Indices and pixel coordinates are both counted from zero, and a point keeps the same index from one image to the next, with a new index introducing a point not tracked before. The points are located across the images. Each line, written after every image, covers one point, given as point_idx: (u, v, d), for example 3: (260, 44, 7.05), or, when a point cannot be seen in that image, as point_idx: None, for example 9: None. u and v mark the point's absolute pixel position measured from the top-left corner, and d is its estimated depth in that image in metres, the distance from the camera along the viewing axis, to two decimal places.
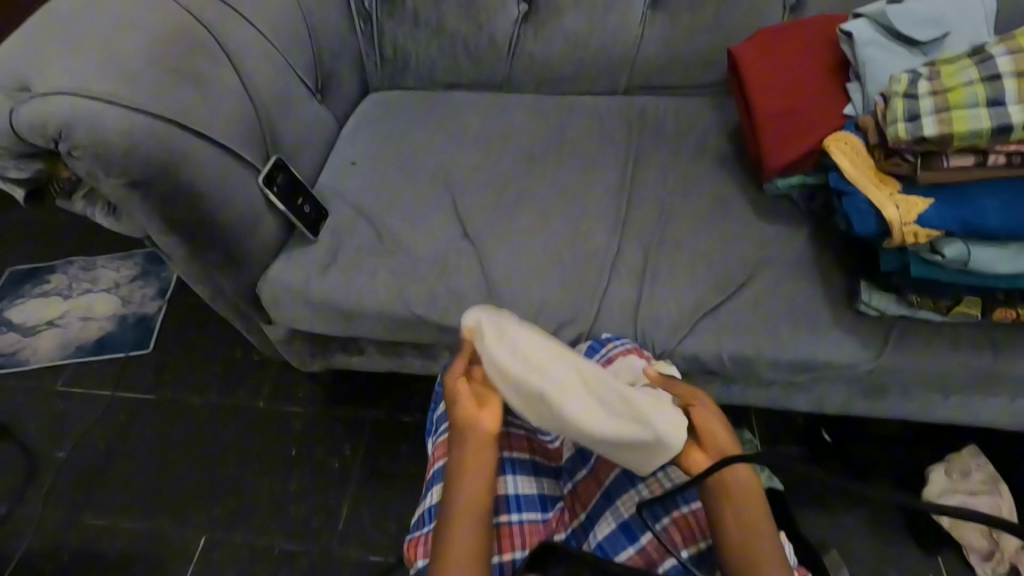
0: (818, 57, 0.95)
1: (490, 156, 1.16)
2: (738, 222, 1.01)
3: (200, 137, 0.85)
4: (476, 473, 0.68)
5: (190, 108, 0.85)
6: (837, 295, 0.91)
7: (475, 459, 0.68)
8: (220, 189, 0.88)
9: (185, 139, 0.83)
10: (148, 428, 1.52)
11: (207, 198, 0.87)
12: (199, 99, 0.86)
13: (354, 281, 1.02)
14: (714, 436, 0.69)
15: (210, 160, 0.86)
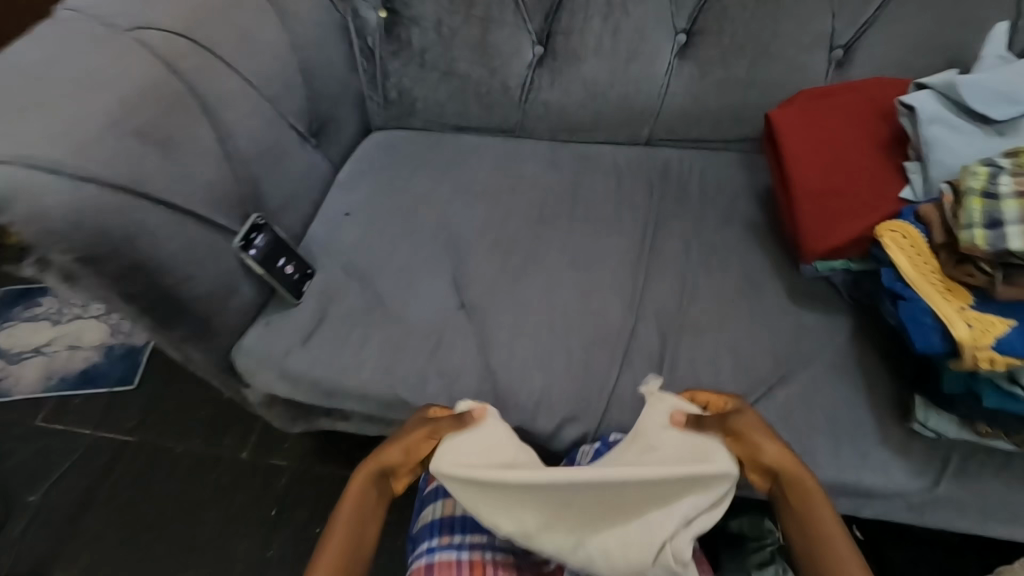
0: (868, 128, 0.84)
1: (494, 215, 1.06)
2: (771, 307, 0.89)
3: (162, 206, 0.77)
4: (361, 505, 0.72)
5: (150, 174, 0.76)
6: (882, 407, 0.79)
7: (368, 492, 0.73)
8: (183, 263, 0.80)
9: (142, 211, 0.75)
10: (125, 475, 1.43)
11: (168, 272, 0.78)
12: (162, 161, 0.77)
13: (337, 355, 0.92)
14: (754, 450, 0.66)
15: (171, 231, 0.78)
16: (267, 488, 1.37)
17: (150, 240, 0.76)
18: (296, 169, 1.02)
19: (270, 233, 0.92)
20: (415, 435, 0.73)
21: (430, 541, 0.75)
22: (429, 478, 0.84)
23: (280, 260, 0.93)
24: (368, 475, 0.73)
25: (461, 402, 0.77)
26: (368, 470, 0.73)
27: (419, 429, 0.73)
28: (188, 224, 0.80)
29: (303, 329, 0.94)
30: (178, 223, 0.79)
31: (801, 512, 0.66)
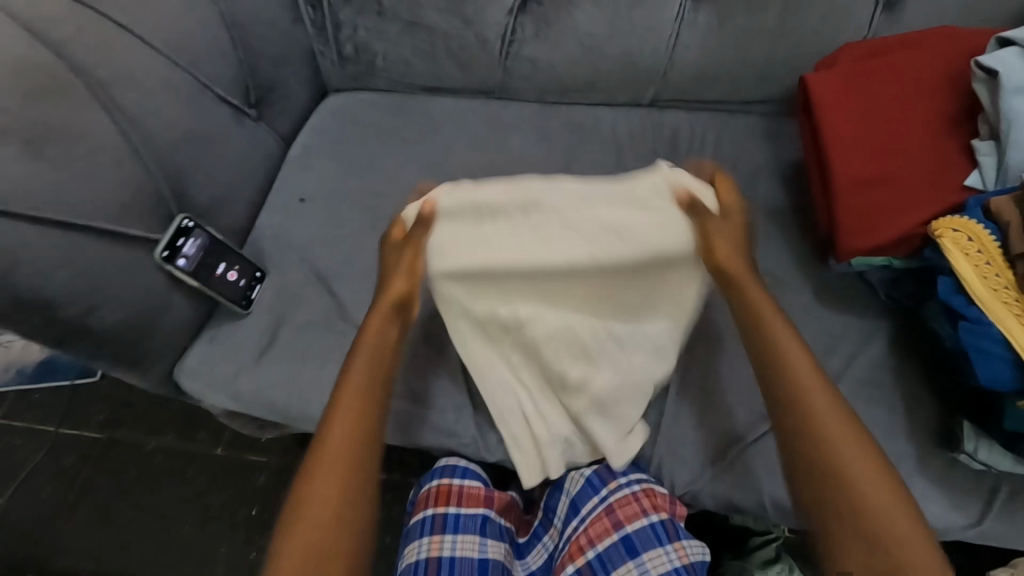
0: (929, 96, 0.68)
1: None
2: (795, 309, 0.77)
3: (59, 224, 0.64)
4: (361, 391, 0.62)
5: (35, 186, 0.62)
6: (920, 432, 0.68)
7: (369, 370, 0.63)
8: (87, 289, 0.66)
9: (29, 231, 0.62)
10: (96, 476, 1.35)
11: (67, 304, 0.65)
12: (42, 168, 0.63)
13: (295, 375, 0.80)
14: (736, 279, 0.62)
15: (68, 255, 0.64)
16: (246, 486, 1.30)
17: (39, 268, 0.62)
18: (232, 152, 0.85)
19: (204, 236, 0.78)
20: (401, 275, 0.65)
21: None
22: (416, 506, 0.77)
23: (218, 265, 0.79)
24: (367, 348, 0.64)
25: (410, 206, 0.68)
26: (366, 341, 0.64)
27: (402, 260, 0.65)
28: (88, 241, 0.66)
29: (255, 346, 0.81)
30: (73, 244, 0.65)
31: (810, 415, 0.57)
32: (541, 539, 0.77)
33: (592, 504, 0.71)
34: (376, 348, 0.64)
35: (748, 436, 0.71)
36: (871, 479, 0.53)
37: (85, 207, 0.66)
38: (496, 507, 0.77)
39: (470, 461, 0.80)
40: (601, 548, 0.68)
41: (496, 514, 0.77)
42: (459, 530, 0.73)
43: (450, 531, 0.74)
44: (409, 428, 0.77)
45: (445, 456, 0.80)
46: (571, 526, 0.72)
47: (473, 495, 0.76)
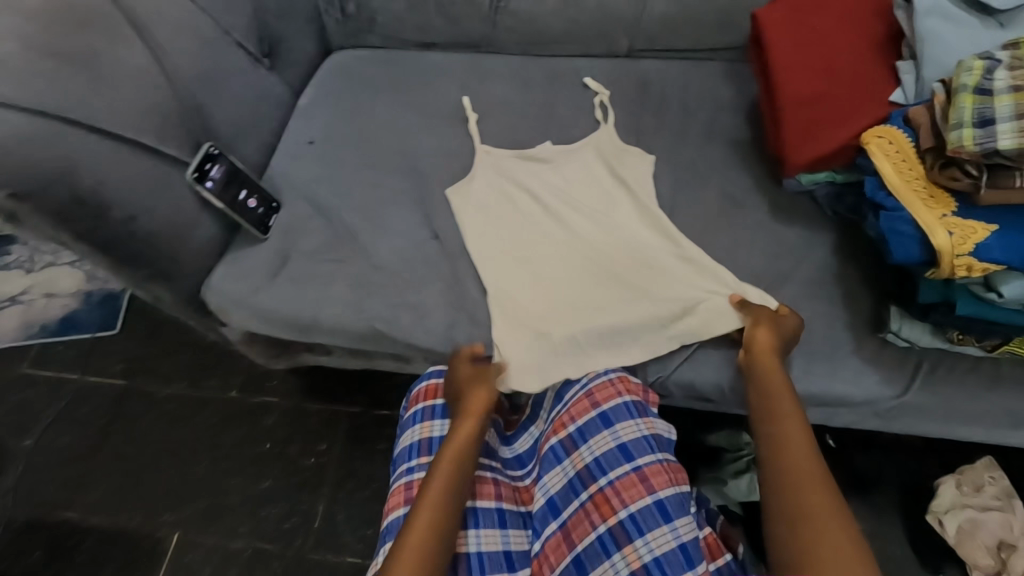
0: (862, 32, 0.78)
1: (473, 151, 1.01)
2: (750, 224, 0.87)
3: (96, 132, 0.74)
4: (444, 492, 0.68)
5: (78, 100, 0.73)
6: (857, 322, 0.79)
7: (451, 474, 0.70)
8: (131, 199, 0.76)
9: (79, 139, 0.72)
10: (118, 419, 1.44)
11: (115, 209, 0.75)
12: (91, 86, 0.74)
13: (306, 292, 0.90)
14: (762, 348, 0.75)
15: (117, 165, 0.75)
16: (259, 424, 1.40)
17: (91, 176, 0.72)
18: (249, 95, 0.95)
19: (229, 165, 0.88)
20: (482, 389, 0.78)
21: (410, 462, 0.79)
22: (408, 404, 0.85)
23: (240, 192, 0.89)
24: (450, 456, 0.72)
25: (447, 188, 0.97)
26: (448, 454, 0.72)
27: (483, 378, 0.79)
28: (132, 155, 0.77)
29: (270, 266, 0.91)
30: (119, 157, 0.75)
31: (801, 485, 0.63)
32: (528, 429, 0.84)
33: (574, 390, 0.80)
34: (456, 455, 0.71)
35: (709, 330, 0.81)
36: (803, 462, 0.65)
37: (125, 125, 0.76)
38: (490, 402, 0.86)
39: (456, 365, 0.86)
40: (581, 422, 0.77)
41: None
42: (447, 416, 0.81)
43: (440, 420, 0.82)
44: (412, 333, 0.87)
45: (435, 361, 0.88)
46: (555, 409, 0.81)
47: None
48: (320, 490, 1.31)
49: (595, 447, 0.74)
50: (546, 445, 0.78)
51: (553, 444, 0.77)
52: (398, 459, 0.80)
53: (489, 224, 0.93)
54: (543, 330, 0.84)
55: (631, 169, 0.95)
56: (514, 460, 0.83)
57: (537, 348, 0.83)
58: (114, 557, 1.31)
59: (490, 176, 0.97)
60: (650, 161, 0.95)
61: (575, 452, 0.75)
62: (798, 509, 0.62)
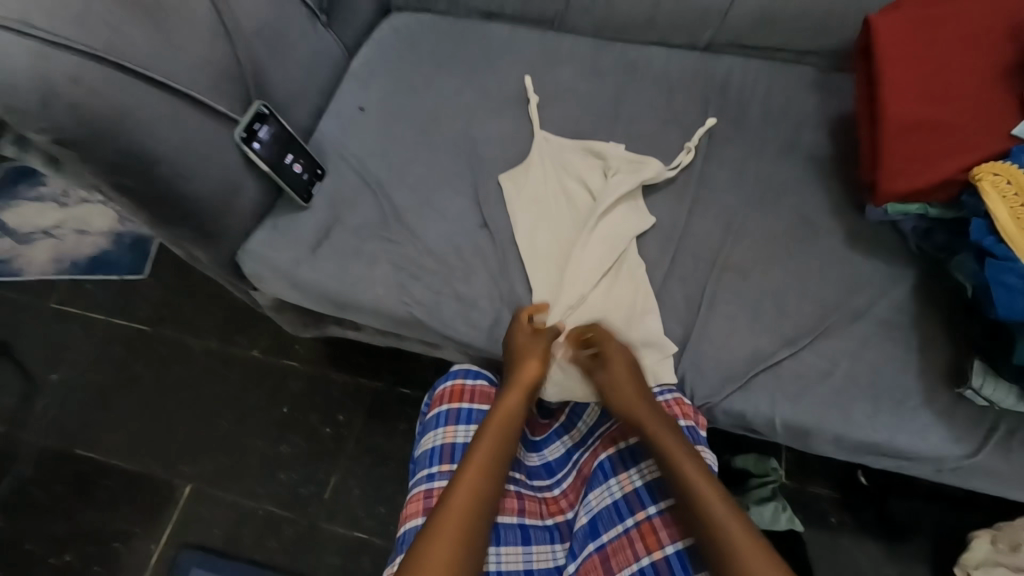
0: (987, 51, 0.71)
1: (532, 138, 0.95)
2: (823, 251, 0.81)
3: (151, 82, 0.70)
4: (488, 468, 0.68)
5: (134, 46, 0.69)
6: (931, 372, 0.73)
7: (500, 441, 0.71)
8: (177, 156, 0.72)
9: (134, 87, 0.68)
10: (142, 366, 1.44)
11: (163, 165, 0.71)
12: (149, 33, 0.70)
13: (346, 269, 0.86)
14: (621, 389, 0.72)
15: (169, 120, 0.71)
16: (279, 387, 1.39)
17: (142, 128, 0.69)
18: (305, 53, 0.90)
19: (278, 126, 0.83)
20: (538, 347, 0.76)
21: (431, 468, 0.76)
22: (431, 405, 0.82)
23: (286, 156, 0.84)
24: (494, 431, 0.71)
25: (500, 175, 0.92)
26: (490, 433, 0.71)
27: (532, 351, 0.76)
28: (183, 110, 0.73)
29: (312, 237, 0.88)
30: (172, 112, 0.72)
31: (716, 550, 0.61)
32: (560, 437, 0.80)
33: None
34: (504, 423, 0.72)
35: (768, 362, 0.76)
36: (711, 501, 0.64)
37: (178, 76, 0.72)
38: None
39: (481, 366, 0.84)
40: (631, 442, 0.73)
41: None
42: (472, 421, 0.78)
43: (463, 423, 0.78)
44: (451, 325, 0.83)
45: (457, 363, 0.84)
46: (601, 424, 0.77)
47: (485, 392, 0.81)
48: (334, 461, 1.30)
49: (647, 471, 0.71)
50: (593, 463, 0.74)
51: (601, 460, 0.73)
52: (418, 463, 0.77)
53: (541, 218, 0.87)
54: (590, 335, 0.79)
55: (701, 178, 0.89)
56: (542, 468, 0.79)
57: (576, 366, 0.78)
58: (125, 503, 1.30)
59: (544, 166, 0.91)
60: (718, 171, 0.89)
61: (624, 473, 0.72)
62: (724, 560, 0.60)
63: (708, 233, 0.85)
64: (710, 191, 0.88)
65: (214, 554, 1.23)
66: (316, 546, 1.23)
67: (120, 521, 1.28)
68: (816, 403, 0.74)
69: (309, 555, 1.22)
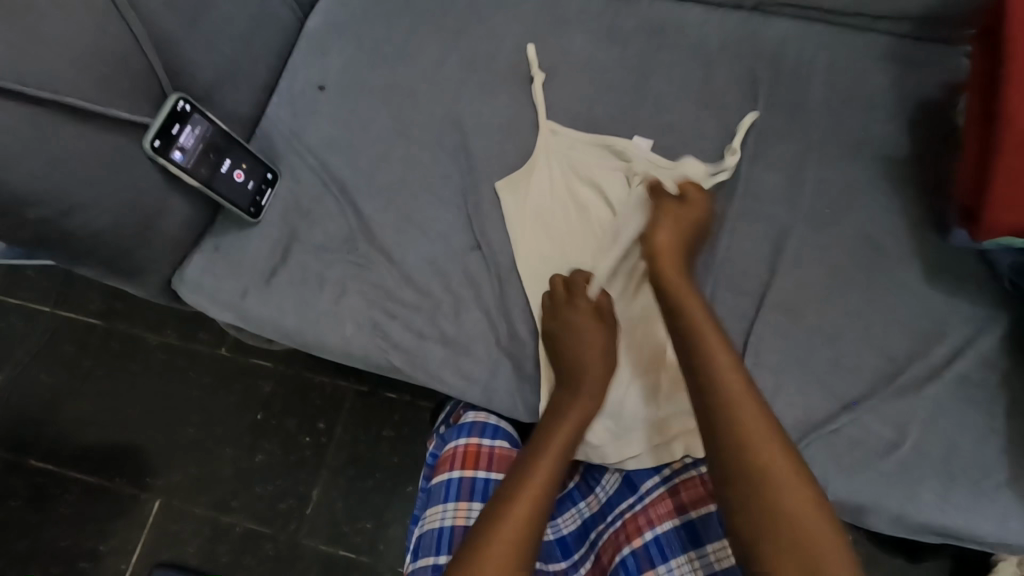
0: None
1: (536, 128, 0.76)
2: (889, 285, 0.67)
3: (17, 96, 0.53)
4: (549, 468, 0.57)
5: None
6: (1016, 443, 0.61)
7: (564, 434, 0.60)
8: (65, 187, 0.56)
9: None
10: (99, 365, 1.28)
11: (34, 206, 0.54)
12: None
13: (311, 302, 0.70)
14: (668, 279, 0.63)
15: (45, 142, 0.55)
16: (251, 392, 1.25)
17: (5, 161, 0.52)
18: (238, 21, 0.70)
19: (203, 124, 0.65)
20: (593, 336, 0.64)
21: (437, 557, 0.64)
22: (441, 466, 0.70)
23: (223, 163, 0.67)
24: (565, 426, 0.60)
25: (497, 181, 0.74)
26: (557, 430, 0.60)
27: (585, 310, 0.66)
28: (56, 123, 0.55)
29: (267, 263, 0.71)
30: (43, 132, 0.55)
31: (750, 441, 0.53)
32: (576, 503, 0.70)
33: (654, 483, 0.66)
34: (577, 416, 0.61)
35: (821, 427, 0.63)
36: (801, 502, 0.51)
37: (45, 79, 0.55)
38: None
39: (500, 418, 0.71)
40: (660, 530, 0.62)
41: None
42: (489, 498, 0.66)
43: (478, 497, 0.66)
44: (440, 375, 0.69)
45: (474, 410, 0.72)
46: (626, 502, 0.66)
47: (503, 456, 0.69)
48: (316, 474, 1.19)
49: (677, 571, 0.61)
50: (615, 556, 0.63)
51: (624, 555, 0.62)
52: (423, 547, 0.65)
53: (549, 241, 0.72)
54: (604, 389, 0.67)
55: (745, 185, 0.72)
56: (557, 546, 0.68)
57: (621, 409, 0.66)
58: (91, 519, 1.20)
59: (553, 171, 0.73)
60: (765, 177, 0.72)
61: (650, 571, 0.61)
62: (811, 575, 0.48)
63: (753, 259, 0.69)
64: (756, 201, 0.72)
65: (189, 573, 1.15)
66: (299, 565, 1.15)
67: (89, 538, 1.19)
68: (878, 479, 0.61)
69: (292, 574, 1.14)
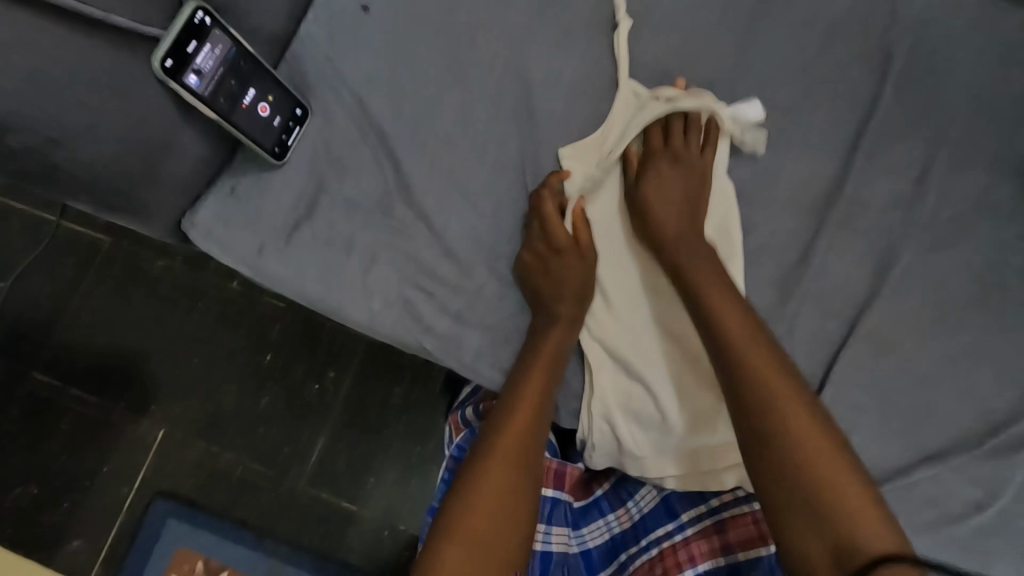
0: None
1: (615, 87, 0.65)
2: (999, 326, 0.58)
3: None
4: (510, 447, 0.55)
5: None
6: None
7: (526, 406, 0.57)
8: (59, 110, 0.47)
9: None
10: (103, 283, 1.21)
11: (13, 132, 0.46)
12: None
13: (336, 268, 0.62)
14: (666, 215, 0.60)
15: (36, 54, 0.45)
16: (261, 330, 1.19)
17: None
18: None
19: (224, 43, 0.54)
20: (575, 285, 0.61)
21: None
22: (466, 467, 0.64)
23: (247, 93, 0.57)
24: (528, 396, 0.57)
25: (565, 148, 0.64)
26: (521, 405, 0.57)
27: (573, 258, 0.61)
28: (36, 28, 0.45)
29: (289, 216, 0.63)
30: (24, 38, 0.44)
31: (770, 401, 0.49)
32: (605, 515, 0.64)
33: (699, 513, 0.60)
34: (539, 383, 0.57)
35: (900, 479, 0.56)
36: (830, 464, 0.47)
37: None
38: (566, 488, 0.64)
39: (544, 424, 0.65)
40: (703, 569, 0.58)
41: (564, 495, 0.64)
42: None
43: None
44: (474, 363, 0.62)
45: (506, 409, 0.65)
46: (666, 531, 0.60)
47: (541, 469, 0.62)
48: (323, 423, 1.16)
49: None
50: None
51: None
52: None
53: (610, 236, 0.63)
54: (634, 396, 0.60)
55: (851, 186, 0.62)
56: (581, 560, 0.63)
57: (625, 404, 0.60)
58: (95, 440, 1.16)
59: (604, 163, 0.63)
60: (876, 179, 0.62)
61: None
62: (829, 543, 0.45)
63: (847, 277, 0.60)
64: (862, 208, 0.61)
65: (189, 505, 1.13)
66: (299, 510, 1.13)
67: (91, 457, 1.16)
68: (954, 544, 0.55)
69: (288, 519, 1.13)
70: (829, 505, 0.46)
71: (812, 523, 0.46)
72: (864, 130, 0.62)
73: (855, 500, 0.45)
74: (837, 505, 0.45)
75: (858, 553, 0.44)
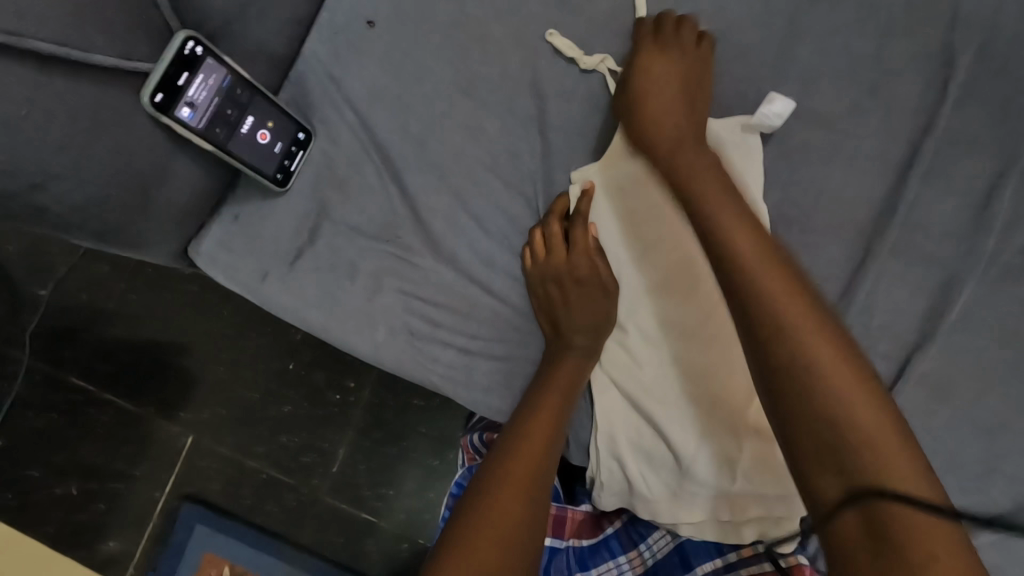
0: None
1: None
2: None
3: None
4: (516, 478, 0.51)
5: None
6: None
7: (534, 436, 0.54)
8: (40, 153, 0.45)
9: None
10: (133, 288, 1.20)
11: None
12: None
13: (341, 297, 0.60)
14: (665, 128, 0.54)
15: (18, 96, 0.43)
16: (283, 338, 1.20)
17: None
18: None
19: (217, 72, 0.53)
20: (586, 309, 0.57)
21: None
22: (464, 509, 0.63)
23: (245, 121, 0.55)
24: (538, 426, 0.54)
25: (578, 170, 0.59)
26: (531, 436, 0.54)
27: (584, 286, 0.57)
28: (10, 71, 0.43)
29: (291, 244, 0.60)
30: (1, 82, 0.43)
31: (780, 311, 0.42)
32: (615, 557, 0.59)
33: (713, 567, 0.56)
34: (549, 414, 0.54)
35: None
36: (852, 387, 0.39)
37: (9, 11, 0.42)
38: (567, 532, 0.61)
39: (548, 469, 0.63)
40: None
41: (566, 540, 0.61)
42: None
43: None
44: (481, 398, 0.59)
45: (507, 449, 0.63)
46: None
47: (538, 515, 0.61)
48: (343, 432, 1.15)
49: None
50: None
51: None
52: None
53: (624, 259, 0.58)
54: (646, 435, 0.56)
55: (903, 210, 0.55)
56: None
57: (637, 443, 0.56)
58: (125, 444, 1.16)
59: (624, 181, 0.58)
60: (932, 203, 0.55)
61: None
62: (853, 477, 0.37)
63: (895, 313, 0.54)
64: (914, 235, 0.55)
65: (215, 511, 1.14)
66: (319, 519, 1.14)
67: (124, 461, 1.16)
68: None
69: (308, 527, 1.14)
70: (853, 432, 0.37)
71: (829, 453, 0.38)
72: (919, 146, 0.55)
73: (880, 432, 0.38)
74: (859, 437, 0.37)
75: (883, 495, 0.36)
